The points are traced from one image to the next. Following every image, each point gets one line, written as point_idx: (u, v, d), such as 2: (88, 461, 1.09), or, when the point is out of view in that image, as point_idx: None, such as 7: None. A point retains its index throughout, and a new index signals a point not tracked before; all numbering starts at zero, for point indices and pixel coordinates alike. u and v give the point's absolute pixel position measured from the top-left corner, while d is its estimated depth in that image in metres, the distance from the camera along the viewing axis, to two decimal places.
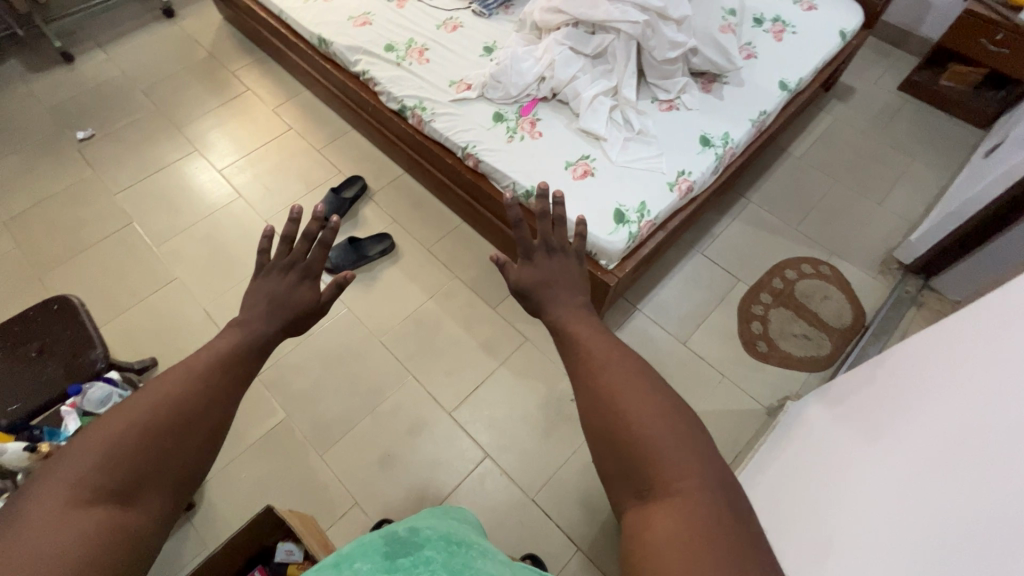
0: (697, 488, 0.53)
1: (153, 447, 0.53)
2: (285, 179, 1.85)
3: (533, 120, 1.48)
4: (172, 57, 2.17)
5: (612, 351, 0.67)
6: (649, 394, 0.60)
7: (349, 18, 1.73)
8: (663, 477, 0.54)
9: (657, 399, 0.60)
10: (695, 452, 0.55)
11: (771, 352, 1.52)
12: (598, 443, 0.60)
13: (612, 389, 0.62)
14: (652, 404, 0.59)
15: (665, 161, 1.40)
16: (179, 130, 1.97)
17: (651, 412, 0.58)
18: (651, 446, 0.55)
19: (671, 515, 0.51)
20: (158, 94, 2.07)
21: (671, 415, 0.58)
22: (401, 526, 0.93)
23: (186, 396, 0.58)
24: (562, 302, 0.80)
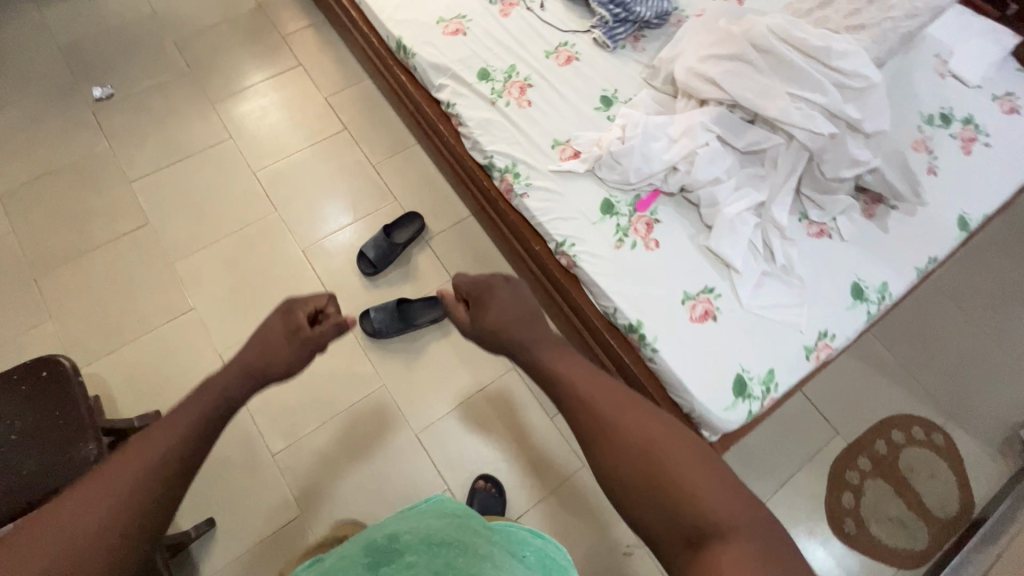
0: (740, 523, 0.65)
1: (127, 503, 0.61)
2: (332, 198, 1.56)
3: (650, 221, 1.18)
4: (215, 4, 1.80)
5: (631, 404, 0.77)
6: (675, 444, 0.72)
7: (439, 21, 1.36)
8: (715, 524, 0.65)
9: (685, 443, 0.73)
10: (725, 489, 0.68)
11: (858, 536, 1.31)
12: (645, 499, 0.68)
13: (653, 448, 0.71)
14: (681, 452, 0.71)
15: (807, 315, 1.12)
16: (213, 106, 1.65)
17: (685, 456, 0.71)
18: (694, 490, 0.67)
19: (728, 552, 0.63)
20: (192, 50, 1.73)
21: (697, 455, 0.72)
22: (384, 534, 0.77)
23: (158, 454, 0.66)
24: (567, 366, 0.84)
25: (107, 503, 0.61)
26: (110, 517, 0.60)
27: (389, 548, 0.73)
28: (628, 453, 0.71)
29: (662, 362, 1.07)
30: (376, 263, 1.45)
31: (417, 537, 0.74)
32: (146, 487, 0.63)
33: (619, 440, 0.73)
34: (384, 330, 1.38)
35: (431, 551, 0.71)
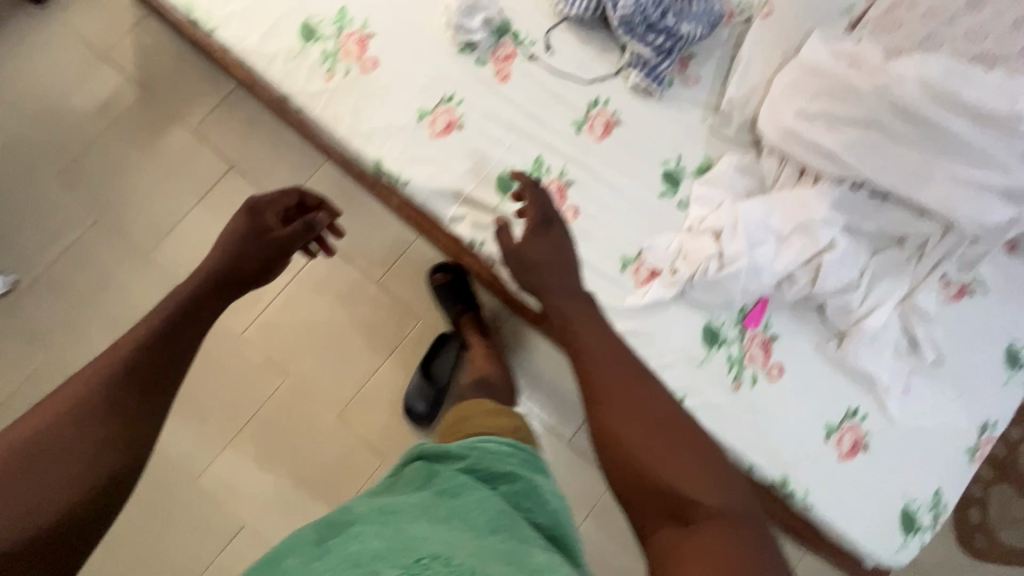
0: (724, 528, 0.53)
1: (141, 363, 0.64)
2: (345, 340, 1.29)
3: (767, 340, 0.96)
4: (84, 104, 1.32)
5: (638, 376, 0.65)
6: (680, 444, 0.60)
7: (421, 117, 0.98)
8: (700, 509, 0.55)
9: (690, 443, 0.60)
10: (722, 502, 0.56)
11: (989, 548, 1.30)
12: (642, 482, 0.58)
13: (651, 434, 0.60)
14: (682, 452, 0.59)
15: (963, 410, 0.96)
16: (149, 257, 1.28)
17: (683, 456, 0.59)
18: (694, 483, 0.57)
19: (701, 548, 0.51)
20: (86, 184, 1.30)
21: (706, 461, 0.59)
22: (334, 513, 0.62)
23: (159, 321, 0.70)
24: (586, 323, 0.72)
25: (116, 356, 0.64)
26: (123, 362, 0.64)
27: (335, 527, 0.59)
28: (626, 440, 0.60)
29: (820, 517, 0.92)
30: (428, 415, 1.24)
31: (369, 508, 0.60)
32: (126, 365, 0.63)
33: (620, 397, 0.63)
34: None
35: (380, 520, 0.57)
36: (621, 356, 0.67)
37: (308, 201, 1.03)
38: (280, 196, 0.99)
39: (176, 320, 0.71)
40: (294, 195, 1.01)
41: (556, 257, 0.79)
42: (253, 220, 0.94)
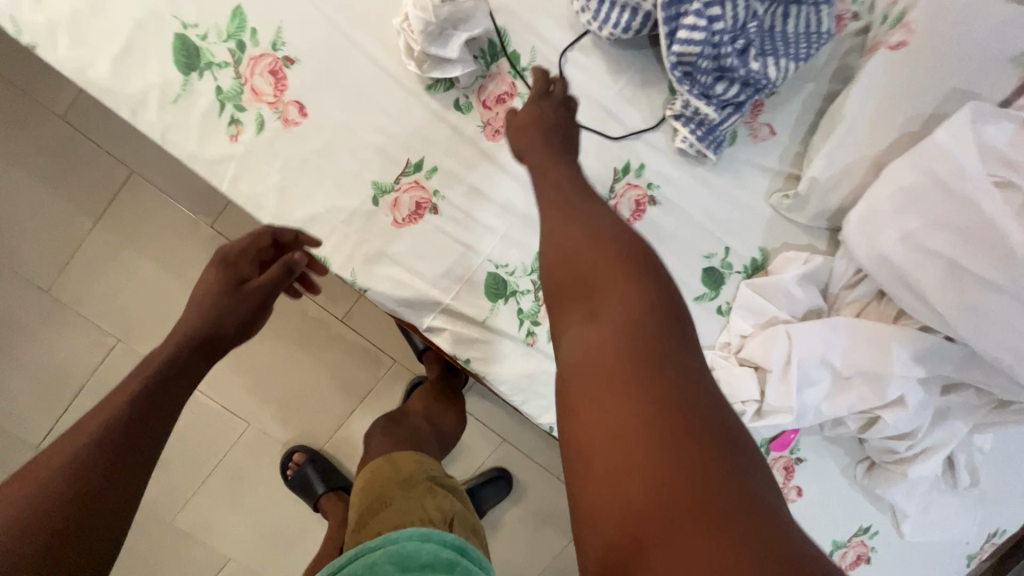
0: (646, 363, 0.43)
1: (110, 456, 0.46)
2: (310, 383, 1.13)
3: (791, 463, 0.84)
4: None
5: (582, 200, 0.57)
6: (620, 258, 0.50)
7: (378, 195, 0.69)
8: (603, 300, 0.48)
9: (633, 259, 0.50)
10: (649, 315, 0.46)
11: None
12: (564, 295, 0.51)
13: (590, 250, 0.51)
14: (621, 266, 0.49)
15: (979, 525, 0.90)
16: (53, 297, 1.03)
17: (620, 269, 0.49)
18: (615, 298, 0.48)
19: (592, 340, 0.46)
20: None
21: (650, 280, 0.49)
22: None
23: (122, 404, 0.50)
24: (539, 158, 0.61)
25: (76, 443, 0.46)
26: (84, 462, 0.45)
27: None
28: (561, 258, 0.53)
29: None
30: None
31: None
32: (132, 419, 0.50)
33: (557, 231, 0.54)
34: (306, 497, 1.13)
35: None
36: (575, 185, 0.59)
37: (287, 238, 0.68)
38: (250, 240, 0.67)
39: (155, 397, 0.52)
40: (267, 235, 0.68)
41: (562, 122, 0.65)
42: (227, 272, 0.66)
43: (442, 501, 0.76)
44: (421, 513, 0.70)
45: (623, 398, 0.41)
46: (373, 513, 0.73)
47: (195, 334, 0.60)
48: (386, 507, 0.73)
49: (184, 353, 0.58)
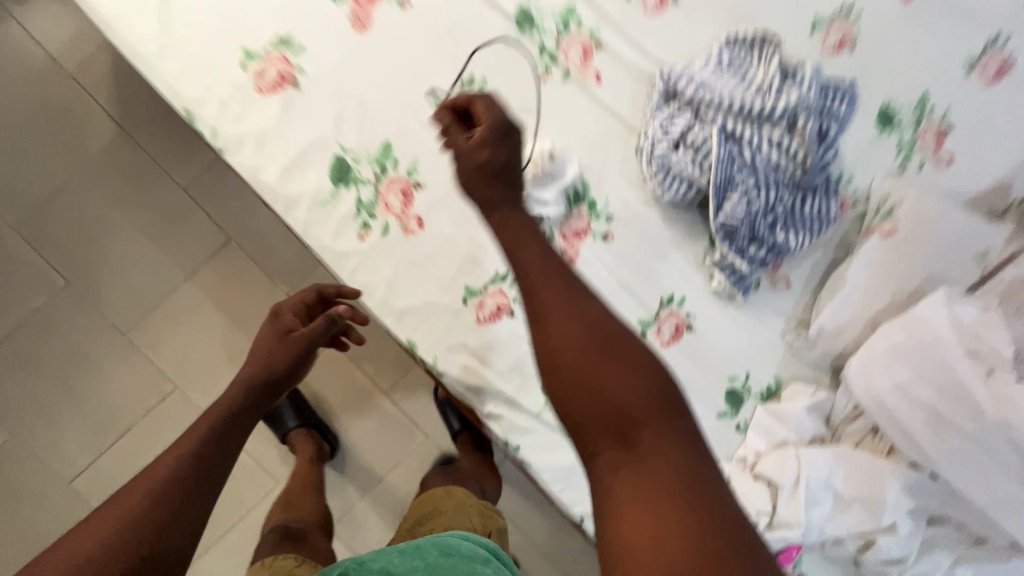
0: (689, 512, 0.44)
1: (164, 498, 0.55)
2: (343, 449, 1.20)
3: None
4: (50, 142, 1.10)
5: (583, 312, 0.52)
6: (633, 381, 0.49)
7: (467, 298, 0.83)
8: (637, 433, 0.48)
9: (641, 373, 0.50)
10: (684, 446, 0.48)
11: None
12: (593, 420, 0.49)
13: (599, 372, 0.49)
14: (631, 386, 0.49)
15: None
16: (130, 340, 1.14)
17: (631, 390, 0.49)
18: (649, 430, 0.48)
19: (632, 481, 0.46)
20: (54, 243, 1.11)
21: (664, 405, 0.49)
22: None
23: (182, 456, 0.59)
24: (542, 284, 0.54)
25: (147, 490, 0.55)
26: (172, 478, 0.56)
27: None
28: (570, 382, 0.50)
29: None
30: None
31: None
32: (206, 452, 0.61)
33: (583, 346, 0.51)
34: (275, 430, 1.13)
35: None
36: (577, 292, 0.53)
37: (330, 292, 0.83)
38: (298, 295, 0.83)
39: (224, 432, 0.65)
40: (313, 289, 0.83)
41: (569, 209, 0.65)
42: (277, 324, 0.79)
43: (489, 518, 0.94)
44: (467, 521, 0.91)
45: (683, 540, 0.43)
46: (429, 517, 0.94)
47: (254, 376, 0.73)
48: (440, 515, 0.94)
49: (250, 395, 0.71)
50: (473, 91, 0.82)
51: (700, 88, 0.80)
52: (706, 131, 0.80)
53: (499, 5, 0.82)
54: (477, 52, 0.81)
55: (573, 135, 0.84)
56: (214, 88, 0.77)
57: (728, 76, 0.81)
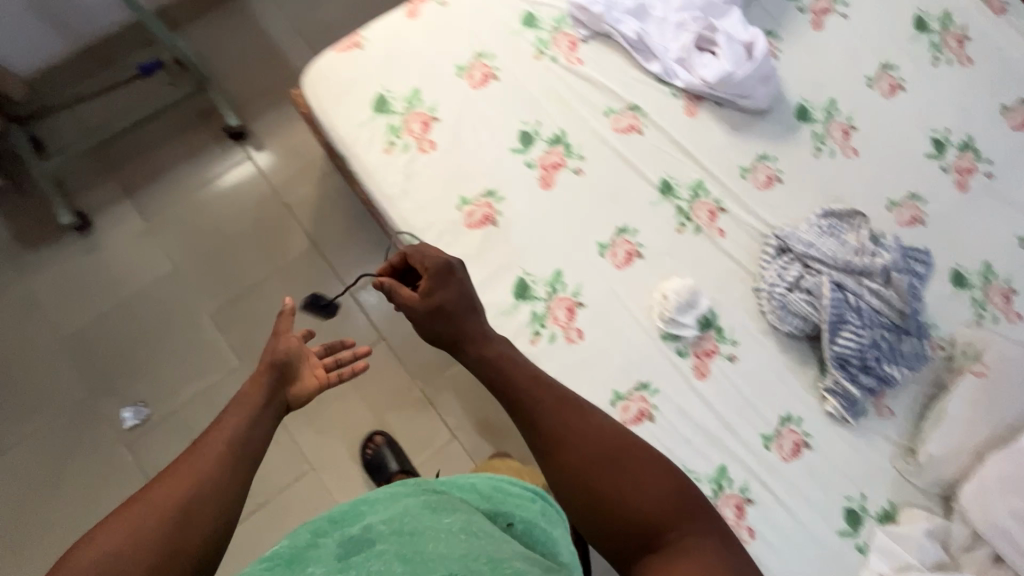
0: None
1: (194, 509, 0.54)
2: None
3: None
4: (254, 247, 1.37)
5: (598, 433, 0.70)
6: (650, 488, 0.66)
7: (615, 400, 0.97)
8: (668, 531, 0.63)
9: (652, 476, 0.67)
10: (711, 549, 0.62)
11: None
12: (629, 527, 0.64)
13: (625, 487, 0.66)
14: (646, 489, 0.66)
15: None
16: (280, 419, 1.28)
17: (653, 496, 0.66)
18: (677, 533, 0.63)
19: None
20: (237, 328, 1.32)
21: (683, 502, 0.66)
22: (355, 526, 0.56)
23: (209, 469, 0.57)
24: (567, 425, 0.71)
25: (150, 511, 0.53)
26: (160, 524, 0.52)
27: (357, 543, 0.54)
28: (604, 496, 0.66)
29: None
30: None
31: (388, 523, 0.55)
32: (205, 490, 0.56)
33: (608, 462, 0.68)
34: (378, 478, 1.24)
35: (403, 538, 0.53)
36: (590, 415, 0.72)
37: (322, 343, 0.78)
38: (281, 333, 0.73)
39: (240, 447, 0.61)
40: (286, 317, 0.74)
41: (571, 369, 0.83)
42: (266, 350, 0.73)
43: None
44: None
45: None
46: None
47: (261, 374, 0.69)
48: None
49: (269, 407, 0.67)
50: (626, 236, 1.04)
51: (809, 246, 1.02)
52: (817, 279, 1.00)
53: (648, 176, 1.08)
54: (630, 208, 1.06)
55: (704, 274, 1.04)
56: (435, 221, 1.01)
57: (830, 239, 1.03)
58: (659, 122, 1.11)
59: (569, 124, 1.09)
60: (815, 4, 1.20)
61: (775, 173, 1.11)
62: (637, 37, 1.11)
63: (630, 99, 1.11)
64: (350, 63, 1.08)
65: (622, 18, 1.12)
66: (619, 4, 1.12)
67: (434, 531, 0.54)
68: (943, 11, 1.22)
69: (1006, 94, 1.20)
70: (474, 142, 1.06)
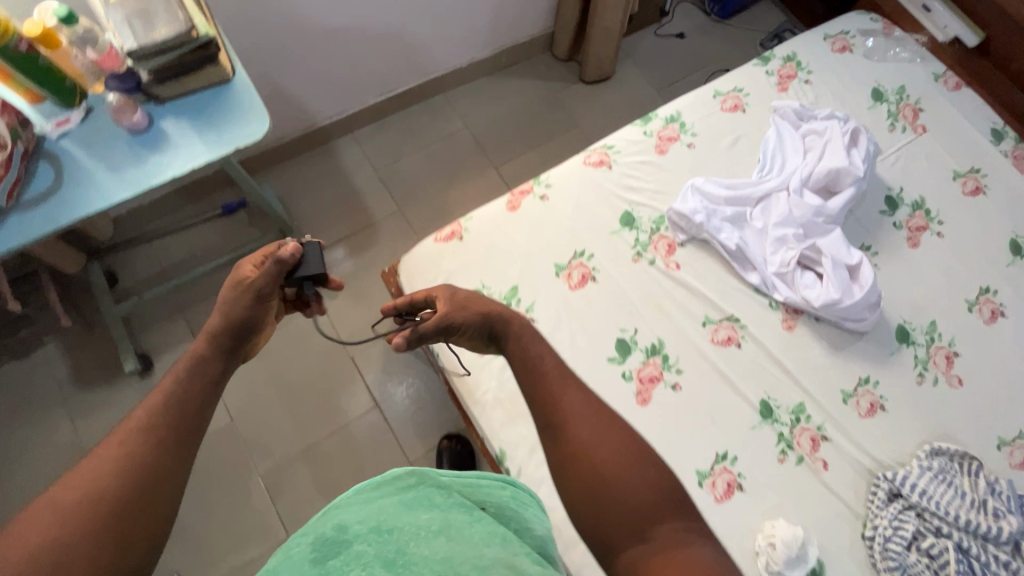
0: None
1: (144, 486, 0.58)
2: None
3: None
4: (314, 402, 1.32)
5: (596, 410, 0.74)
6: (641, 476, 0.69)
7: None
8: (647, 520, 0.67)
9: (639, 466, 0.70)
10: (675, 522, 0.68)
11: None
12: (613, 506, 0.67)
13: (618, 469, 0.69)
14: (633, 466, 0.69)
15: None
16: None
17: (639, 486, 0.68)
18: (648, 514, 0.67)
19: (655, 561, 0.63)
20: (285, 493, 1.24)
21: (672, 498, 0.69)
22: (327, 528, 0.49)
23: (146, 448, 0.60)
24: (580, 415, 0.73)
25: (104, 475, 0.57)
26: (125, 468, 0.58)
27: (329, 549, 0.48)
28: (598, 468, 0.69)
29: None
30: None
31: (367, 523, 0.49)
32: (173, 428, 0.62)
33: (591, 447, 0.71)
34: None
35: (379, 541, 0.48)
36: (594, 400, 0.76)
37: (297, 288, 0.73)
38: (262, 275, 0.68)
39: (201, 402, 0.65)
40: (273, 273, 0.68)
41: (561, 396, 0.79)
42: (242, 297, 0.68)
43: None
44: None
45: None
46: None
47: (227, 324, 0.68)
48: None
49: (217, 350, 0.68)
50: (728, 464, 0.98)
51: (924, 496, 0.95)
52: (938, 540, 0.92)
53: (747, 396, 1.03)
54: (729, 432, 1.00)
55: (807, 514, 0.97)
56: (527, 434, 0.96)
57: (945, 487, 0.96)
58: (758, 338, 1.08)
59: (667, 334, 1.05)
60: (909, 220, 1.20)
61: (878, 400, 1.06)
62: (737, 248, 1.10)
63: (729, 311, 1.09)
64: (450, 255, 1.07)
65: (721, 225, 1.13)
66: (719, 211, 1.13)
67: (409, 531, 0.50)
68: None
69: None
70: (570, 348, 1.02)
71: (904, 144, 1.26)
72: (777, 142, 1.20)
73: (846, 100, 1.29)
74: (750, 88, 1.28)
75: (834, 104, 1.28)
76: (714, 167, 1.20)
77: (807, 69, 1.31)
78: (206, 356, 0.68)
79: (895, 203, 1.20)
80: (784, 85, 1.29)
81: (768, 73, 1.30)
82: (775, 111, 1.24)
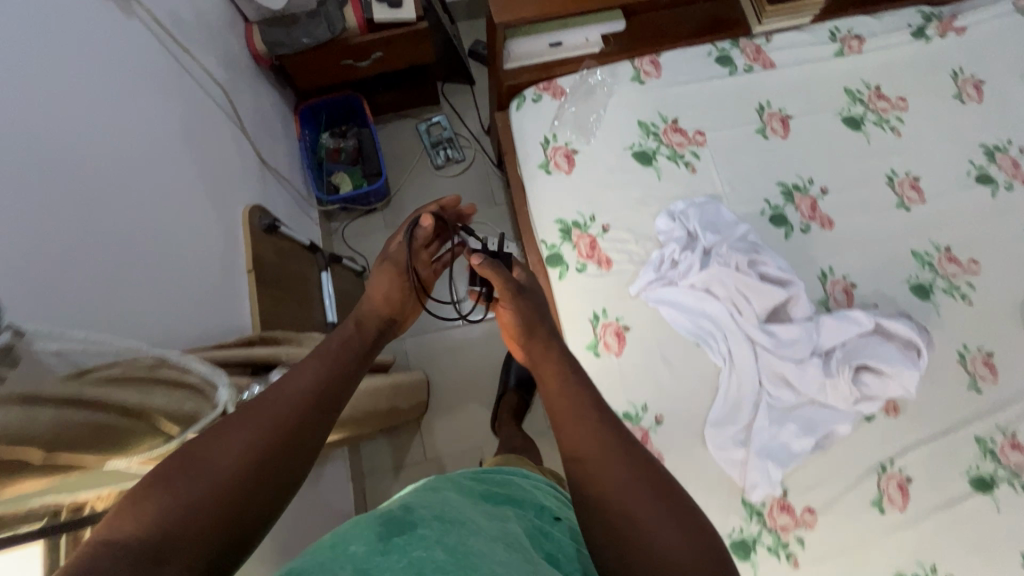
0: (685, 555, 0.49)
1: (279, 443, 0.51)
2: None
3: None
4: None
5: (595, 418, 0.59)
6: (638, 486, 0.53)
7: None
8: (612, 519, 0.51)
9: (633, 466, 0.55)
10: (685, 527, 0.51)
11: None
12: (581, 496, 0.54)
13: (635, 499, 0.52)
14: (627, 473, 0.54)
15: None
16: None
17: (646, 522, 0.50)
18: (619, 506, 0.52)
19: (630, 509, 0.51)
20: None
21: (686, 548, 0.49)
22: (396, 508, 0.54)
23: (290, 421, 0.53)
24: (597, 422, 0.59)
25: (258, 441, 0.50)
26: (248, 452, 0.49)
27: (397, 523, 0.50)
28: (601, 484, 0.53)
29: None
30: None
31: (431, 512, 0.53)
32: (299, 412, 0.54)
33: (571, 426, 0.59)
34: None
35: (443, 526, 0.50)
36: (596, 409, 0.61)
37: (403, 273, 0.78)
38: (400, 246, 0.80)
39: (330, 394, 0.58)
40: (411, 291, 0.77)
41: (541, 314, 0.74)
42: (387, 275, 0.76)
43: None
44: None
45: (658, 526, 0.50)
46: None
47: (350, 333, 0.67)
48: None
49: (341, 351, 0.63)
50: None
51: None
52: None
53: (966, 496, 0.95)
54: (1003, 535, 0.93)
55: None
56: None
57: None
58: (908, 452, 0.97)
59: (889, 560, 0.92)
60: (804, 212, 1.08)
61: (985, 354, 1.02)
62: (815, 435, 0.94)
63: (875, 469, 0.96)
64: None
65: (777, 434, 0.94)
66: (762, 431, 0.94)
67: (470, 529, 0.51)
68: (845, 91, 1.14)
69: (944, 77, 1.16)
70: None
71: (714, 165, 1.09)
72: (686, 315, 0.99)
73: (644, 197, 1.07)
74: (596, 302, 1.02)
75: (644, 213, 1.06)
76: (694, 401, 0.97)
77: (588, 218, 1.06)
78: (347, 350, 0.64)
79: (780, 215, 1.07)
80: (604, 259, 1.03)
81: (581, 268, 1.03)
82: (641, 293, 1.01)
